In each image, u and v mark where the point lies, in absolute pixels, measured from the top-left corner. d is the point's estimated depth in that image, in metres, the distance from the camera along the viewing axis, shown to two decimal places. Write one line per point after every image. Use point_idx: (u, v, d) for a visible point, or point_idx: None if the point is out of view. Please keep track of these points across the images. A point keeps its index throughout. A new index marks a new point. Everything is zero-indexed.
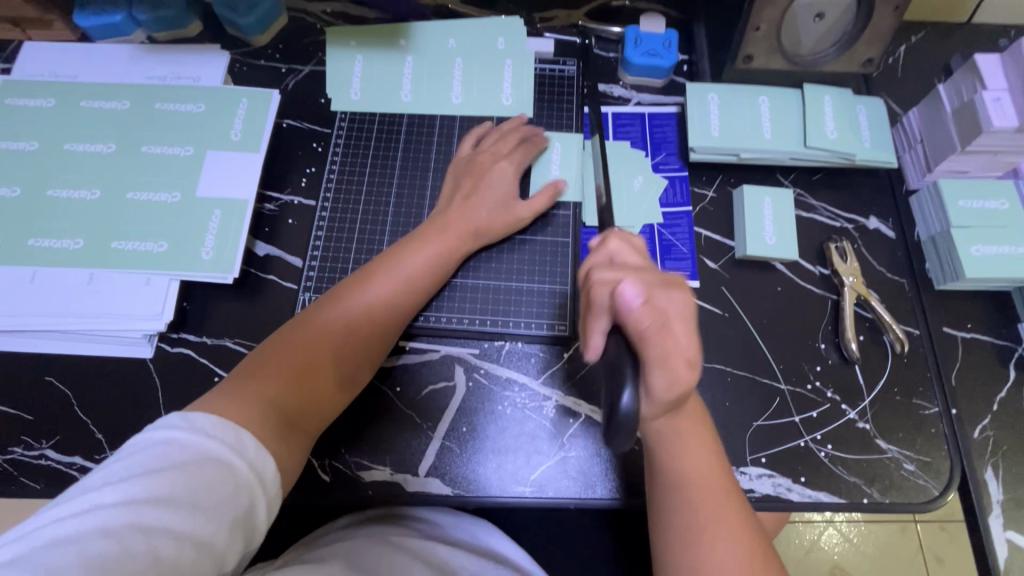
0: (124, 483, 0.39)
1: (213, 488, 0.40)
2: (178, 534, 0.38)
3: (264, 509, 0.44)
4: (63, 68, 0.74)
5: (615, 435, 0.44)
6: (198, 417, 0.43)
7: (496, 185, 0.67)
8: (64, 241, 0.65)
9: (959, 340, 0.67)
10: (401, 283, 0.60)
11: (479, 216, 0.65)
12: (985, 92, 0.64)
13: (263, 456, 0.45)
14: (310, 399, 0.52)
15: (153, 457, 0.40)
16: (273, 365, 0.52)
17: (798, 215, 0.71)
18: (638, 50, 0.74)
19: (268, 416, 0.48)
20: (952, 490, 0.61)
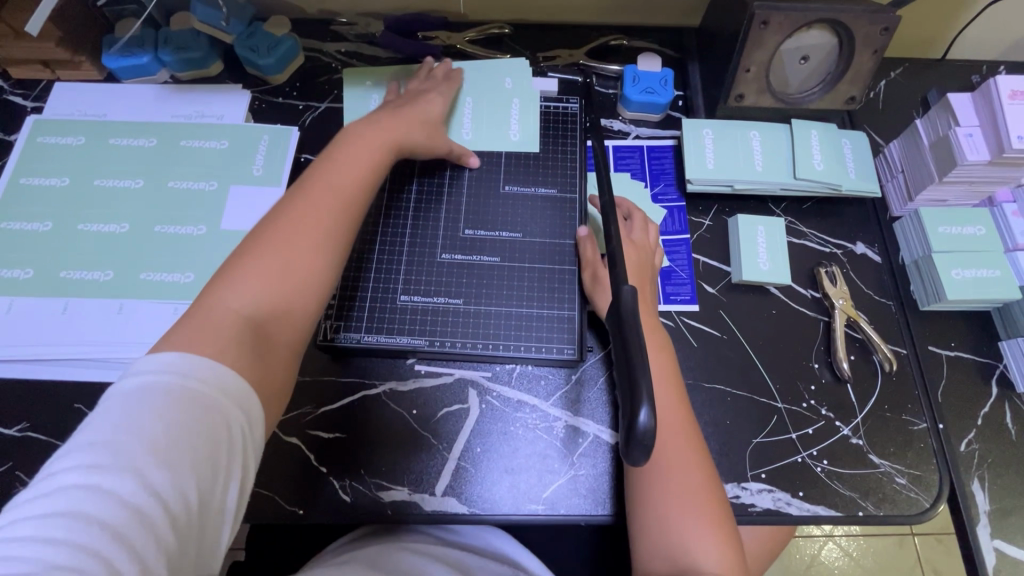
0: (111, 441, 0.40)
1: (202, 432, 0.42)
2: (176, 480, 0.40)
3: (251, 435, 0.46)
4: (91, 107, 0.77)
5: (631, 453, 0.41)
6: (167, 361, 0.44)
7: (422, 108, 0.71)
8: (95, 272, 0.68)
9: (944, 358, 0.71)
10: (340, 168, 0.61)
11: (414, 134, 0.69)
12: (958, 128, 0.69)
13: (239, 386, 0.46)
14: (277, 314, 0.52)
15: (135, 410, 0.41)
16: (228, 295, 0.50)
17: (790, 241, 0.76)
18: (636, 88, 0.79)
19: (240, 337, 0.48)
20: (941, 501, 0.64)
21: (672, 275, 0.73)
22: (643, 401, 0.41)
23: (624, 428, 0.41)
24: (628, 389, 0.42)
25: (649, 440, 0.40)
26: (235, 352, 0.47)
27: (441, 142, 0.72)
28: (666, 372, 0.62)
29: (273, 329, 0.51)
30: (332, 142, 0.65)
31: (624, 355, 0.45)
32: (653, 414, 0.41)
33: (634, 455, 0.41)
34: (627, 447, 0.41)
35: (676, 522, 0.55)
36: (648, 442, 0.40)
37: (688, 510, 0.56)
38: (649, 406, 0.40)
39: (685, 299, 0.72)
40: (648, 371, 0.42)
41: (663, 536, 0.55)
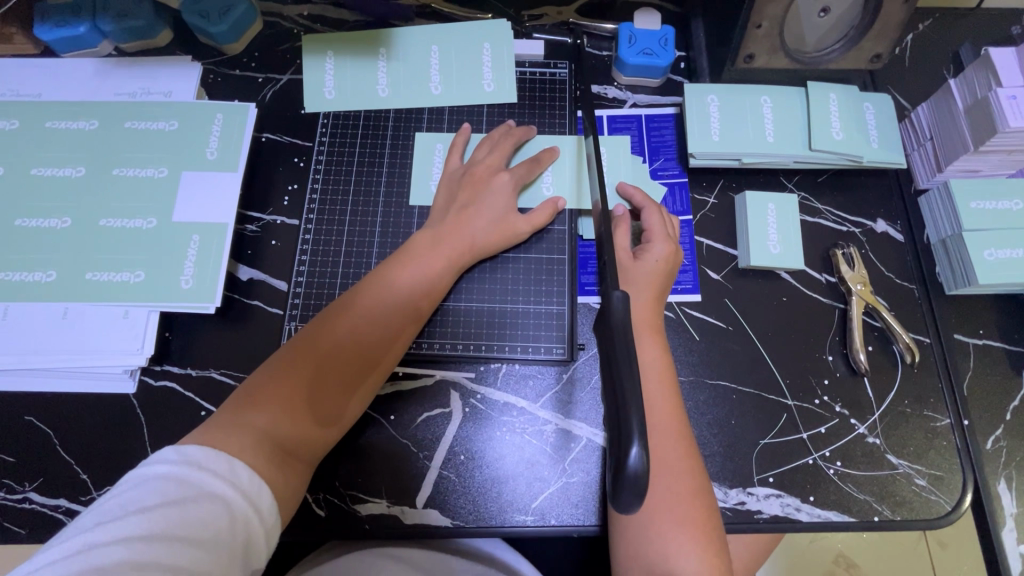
0: (118, 521, 0.40)
1: (210, 524, 0.42)
2: (173, 568, 0.39)
3: (263, 536, 0.45)
4: (24, 86, 0.69)
5: (620, 498, 0.36)
6: (190, 449, 0.45)
7: (496, 199, 0.63)
8: (35, 273, 0.61)
9: (971, 347, 0.65)
10: (385, 337, 0.57)
11: (477, 231, 0.62)
12: (1001, 89, 0.61)
13: (258, 484, 0.46)
14: (307, 429, 0.52)
15: (149, 492, 0.42)
16: (270, 395, 0.51)
17: (803, 219, 0.68)
18: (633, 49, 0.70)
19: (265, 445, 0.49)
20: (964, 504, 0.59)
21: None
22: (634, 435, 0.36)
23: (612, 467, 0.36)
24: (617, 421, 0.37)
25: (641, 484, 0.35)
26: (263, 461, 0.48)
27: (513, 218, 0.63)
28: (658, 367, 0.56)
29: (303, 433, 0.52)
30: (406, 240, 0.62)
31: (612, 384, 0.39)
32: (645, 453, 0.35)
33: (624, 503, 0.36)
34: (616, 490, 0.35)
35: (660, 530, 0.51)
36: (642, 485, 0.35)
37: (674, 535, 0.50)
38: (640, 443, 0.35)
39: (685, 288, 0.66)
40: (640, 401, 0.37)
41: (644, 545, 0.51)
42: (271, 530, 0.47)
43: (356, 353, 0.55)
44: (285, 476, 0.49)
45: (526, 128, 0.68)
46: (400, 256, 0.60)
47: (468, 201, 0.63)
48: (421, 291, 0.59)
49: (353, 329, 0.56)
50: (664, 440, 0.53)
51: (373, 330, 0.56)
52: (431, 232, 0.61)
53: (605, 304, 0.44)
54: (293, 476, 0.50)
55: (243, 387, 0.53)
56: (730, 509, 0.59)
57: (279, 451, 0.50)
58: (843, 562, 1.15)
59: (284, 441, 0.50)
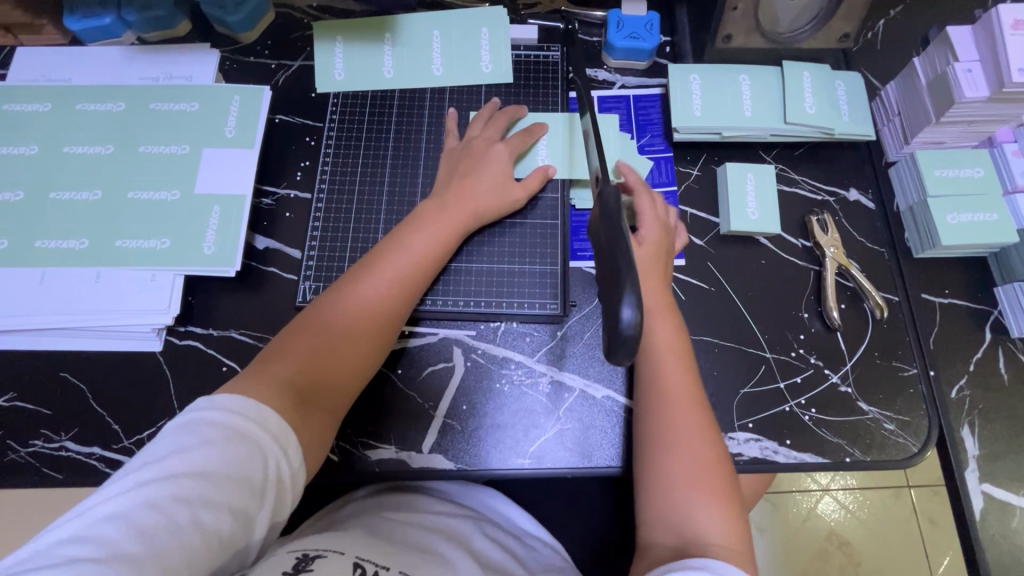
0: (162, 462, 0.45)
1: (243, 463, 0.46)
2: (215, 501, 0.44)
3: (291, 473, 0.50)
4: (55, 71, 0.74)
5: (618, 352, 0.43)
6: (222, 398, 0.49)
7: (490, 166, 0.68)
8: (69, 241, 0.67)
9: (937, 304, 0.70)
10: (401, 298, 0.61)
11: (476, 196, 0.66)
12: (957, 64, 0.66)
13: (286, 431, 0.50)
14: (328, 384, 0.57)
15: (187, 435, 0.46)
16: (292, 353, 0.56)
17: (781, 189, 0.73)
18: (621, 34, 0.75)
19: (290, 396, 0.53)
20: (930, 447, 0.64)
21: None
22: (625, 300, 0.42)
23: (609, 330, 0.43)
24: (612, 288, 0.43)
25: (633, 334, 0.42)
26: (289, 409, 0.52)
27: (510, 188, 0.68)
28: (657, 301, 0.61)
29: (325, 384, 0.56)
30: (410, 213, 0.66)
31: (609, 240, 0.48)
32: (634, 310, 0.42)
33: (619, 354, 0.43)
34: (612, 346, 0.42)
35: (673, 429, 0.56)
36: (633, 337, 0.42)
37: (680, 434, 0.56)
38: (631, 301, 0.42)
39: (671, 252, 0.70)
40: (630, 261, 0.44)
41: (671, 504, 0.53)
42: (299, 468, 0.51)
43: (372, 312, 0.59)
44: (310, 424, 0.54)
45: (517, 107, 0.72)
46: (408, 224, 0.64)
47: (466, 171, 0.68)
48: (430, 254, 0.63)
49: (369, 289, 0.60)
50: (664, 336, 0.59)
51: (385, 293, 0.60)
52: (437, 202, 0.66)
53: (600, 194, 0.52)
54: (317, 425, 0.55)
55: (267, 349, 0.57)
56: None
57: (304, 403, 0.54)
58: (836, 539, 1.19)
59: (307, 393, 0.55)
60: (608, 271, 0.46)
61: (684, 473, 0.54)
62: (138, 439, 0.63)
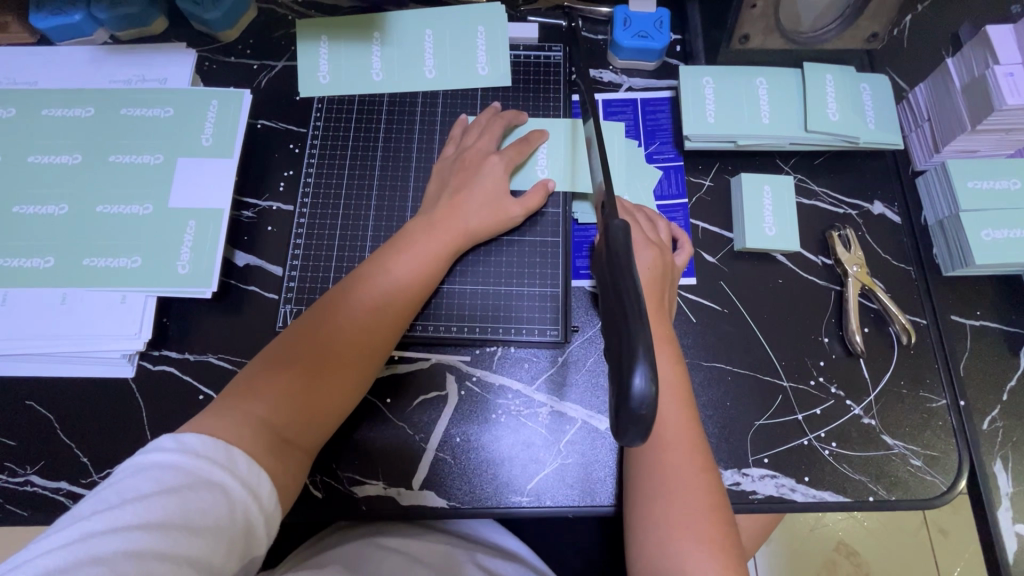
0: (116, 509, 0.40)
1: (209, 511, 0.42)
2: (172, 555, 0.39)
3: (263, 522, 0.46)
4: (20, 74, 0.69)
5: (628, 427, 0.37)
6: (189, 437, 0.45)
7: (486, 181, 0.63)
8: (34, 259, 0.62)
9: (968, 328, 0.65)
10: (386, 325, 0.57)
11: (470, 214, 0.62)
12: (998, 67, 0.61)
13: (258, 473, 0.46)
14: (306, 419, 0.52)
15: (147, 479, 0.42)
16: (268, 386, 0.52)
17: (799, 202, 0.68)
18: (628, 32, 0.69)
19: (263, 436, 0.49)
20: (960, 484, 0.59)
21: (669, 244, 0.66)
22: (639, 366, 0.37)
23: (618, 398, 0.37)
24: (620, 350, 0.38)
25: (647, 410, 0.36)
26: (261, 451, 0.48)
27: (505, 204, 0.63)
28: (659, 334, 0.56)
29: (302, 418, 0.52)
30: (398, 232, 0.62)
31: (615, 289, 0.42)
32: (650, 377, 0.37)
33: (628, 428, 0.37)
34: (623, 422, 0.37)
35: (667, 477, 0.51)
36: (647, 411, 0.36)
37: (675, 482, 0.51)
38: (644, 368, 0.36)
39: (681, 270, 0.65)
40: (641, 319, 0.39)
41: (662, 558, 0.49)
42: (272, 517, 0.47)
43: (353, 340, 0.55)
44: (285, 466, 0.50)
45: (516, 113, 0.67)
46: (397, 244, 0.60)
47: (459, 186, 0.63)
48: (417, 276, 0.59)
49: (352, 315, 0.56)
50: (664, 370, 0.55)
51: (370, 319, 0.56)
52: (425, 219, 0.61)
53: (606, 232, 0.46)
54: (292, 465, 0.51)
55: (241, 377, 0.53)
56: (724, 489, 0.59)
57: (278, 442, 0.50)
58: (845, 551, 1.15)
59: (283, 431, 0.51)
60: (613, 326, 0.41)
61: (678, 525, 0.50)
62: (108, 473, 0.59)
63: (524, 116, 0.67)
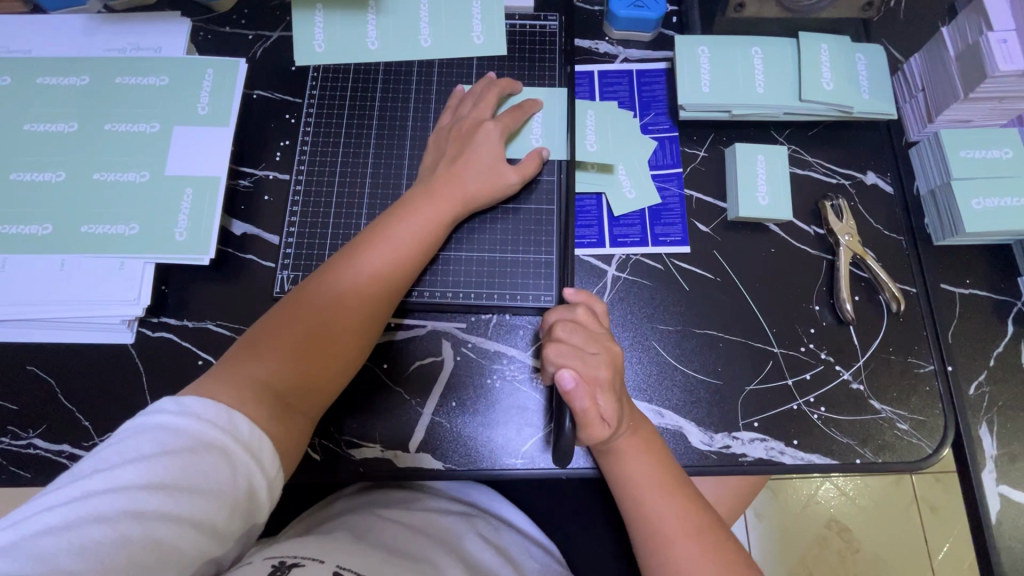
0: (118, 469, 0.41)
1: (209, 475, 0.42)
2: (173, 516, 0.41)
3: (266, 486, 0.46)
4: (14, 42, 0.69)
5: (562, 457, 0.53)
6: (190, 401, 0.45)
7: (482, 149, 0.63)
8: (32, 227, 0.62)
9: (957, 296, 0.66)
10: (384, 292, 0.57)
11: (467, 182, 0.62)
12: (991, 33, 0.61)
13: (259, 438, 0.47)
14: (305, 383, 0.53)
15: (148, 441, 0.42)
16: (267, 351, 0.52)
17: (793, 172, 0.69)
18: (624, 2, 0.69)
19: (263, 397, 0.50)
20: (945, 447, 0.60)
21: (663, 214, 0.67)
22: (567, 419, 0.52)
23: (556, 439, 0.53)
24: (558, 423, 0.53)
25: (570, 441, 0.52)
26: (260, 413, 0.48)
27: (501, 172, 0.63)
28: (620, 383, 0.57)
29: (303, 382, 0.53)
30: (396, 201, 0.62)
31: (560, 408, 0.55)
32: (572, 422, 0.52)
33: (561, 457, 0.53)
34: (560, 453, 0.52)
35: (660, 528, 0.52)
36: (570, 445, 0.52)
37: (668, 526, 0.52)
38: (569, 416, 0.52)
39: (674, 240, 0.66)
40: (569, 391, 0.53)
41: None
42: (275, 480, 0.47)
43: (354, 309, 0.56)
44: (285, 428, 0.50)
45: (511, 82, 0.67)
46: (395, 211, 0.60)
47: (456, 154, 0.63)
48: (415, 246, 0.59)
49: (350, 285, 0.56)
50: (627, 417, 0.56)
51: (368, 287, 0.57)
52: (423, 190, 0.61)
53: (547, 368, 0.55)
54: (293, 428, 0.51)
55: (241, 343, 0.54)
56: (715, 452, 0.60)
57: (279, 405, 0.50)
58: (835, 526, 1.17)
59: (282, 394, 0.51)
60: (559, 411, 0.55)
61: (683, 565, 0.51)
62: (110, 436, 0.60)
63: (520, 85, 0.67)
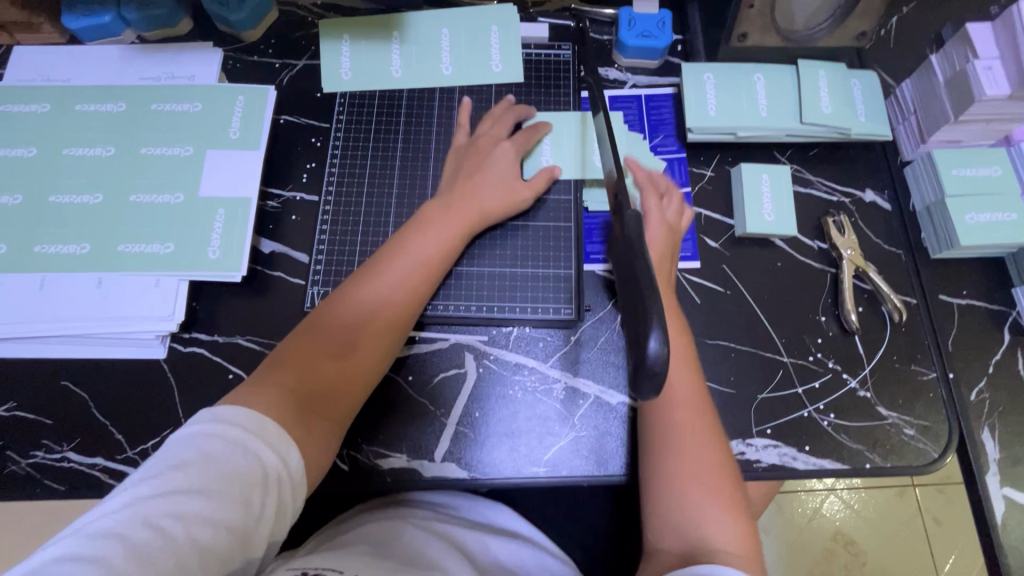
0: (159, 475, 0.43)
1: (240, 477, 0.44)
2: (211, 518, 0.42)
3: (292, 489, 0.48)
4: (54, 71, 0.72)
5: (641, 385, 0.39)
6: (222, 408, 0.48)
7: (496, 165, 0.67)
8: (70, 246, 0.65)
9: (955, 307, 0.69)
10: (405, 301, 0.60)
11: (484, 196, 0.65)
12: (977, 61, 0.65)
13: (287, 442, 0.49)
14: (332, 391, 0.55)
15: (186, 448, 0.45)
16: (295, 364, 0.54)
17: (795, 190, 0.72)
18: (632, 32, 0.74)
19: (293, 405, 0.52)
20: (950, 452, 0.63)
21: None
22: (651, 329, 0.39)
23: (632, 358, 0.40)
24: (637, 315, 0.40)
25: (661, 368, 0.38)
26: (290, 421, 0.50)
27: (520, 190, 0.66)
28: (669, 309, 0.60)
29: (330, 390, 0.55)
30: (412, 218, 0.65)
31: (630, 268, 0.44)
32: (662, 339, 0.39)
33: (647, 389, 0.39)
34: (638, 379, 0.39)
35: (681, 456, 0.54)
36: (660, 373, 0.38)
37: (688, 456, 0.54)
38: (659, 332, 0.39)
39: (685, 255, 0.69)
40: (654, 293, 0.41)
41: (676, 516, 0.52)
42: (300, 485, 0.49)
43: (377, 317, 0.58)
44: (313, 435, 0.52)
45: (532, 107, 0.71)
46: (412, 226, 0.63)
47: (472, 170, 0.66)
48: (436, 258, 0.62)
49: (371, 296, 0.59)
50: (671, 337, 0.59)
51: (389, 296, 0.59)
52: (440, 203, 0.65)
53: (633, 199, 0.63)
54: (320, 436, 0.53)
55: (271, 358, 0.56)
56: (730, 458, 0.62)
57: (307, 414, 0.52)
58: (841, 539, 1.18)
59: (311, 403, 0.53)
60: (630, 297, 0.43)
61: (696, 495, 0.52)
62: (143, 448, 0.62)
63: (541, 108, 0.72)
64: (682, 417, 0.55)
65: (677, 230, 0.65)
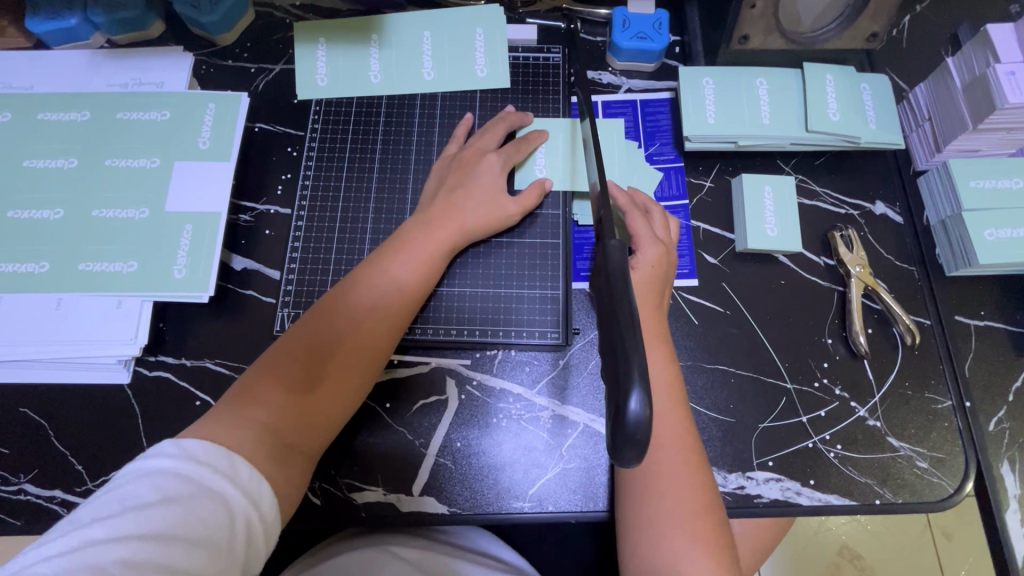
0: (117, 517, 0.39)
1: (207, 522, 0.40)
2: (170, 568, 0.38)
3: (263, 533, 0.44)
4: (16, 78, 0.69)
5: (623, 450, 0.35)
6: (190, 443, 0.44)
7: (483, 177, 0.63)
8: (28, 265, 0.61)
9: (972, 328, 0.64)
10: (387, 322, 0.56)
11: (467, 209, 0.61)
12: (999, 65, 0.61)
13: (257, 480, 0.45)
14: (308, 422, 0.51)
15: (148, 487, 0.41)
16: (268, 394, 0.50)
17: (801, 202, 0.68)
18: (627, 34, 0.69)
19: (265, 440, 0.48)
20: (966, 486, 0.58)
21: None
22: (633, 385, 0.35)
23: (612, 417, 0.36)
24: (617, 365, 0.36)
25: (643, 434, 0.34)
26: (262, 457, 0.47)
27: (504, 205, 0.62)
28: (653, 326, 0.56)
29: (306, 420, 0.51)
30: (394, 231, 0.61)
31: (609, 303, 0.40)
32: (644, 400, 0.35)
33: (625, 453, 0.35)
34: (619, 444, 0.35)
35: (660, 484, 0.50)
36: (642, 435, 0.35)
37: (669, 485, 0.50)
38: (641, 391, 0.35)
39: (682, 272, 0.65)
40: (636, 338, 0.37)
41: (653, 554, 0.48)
42: (271, 528, 0.46)
43: (357, 340, 0.54)
44: (287, 471, 0.48)
45: (520, 115, 0.67)
46: (393, 243, 0.59)
47: (456, 184, 0.62)
48: (419, 275, 0.58)
49: (350, 318, 0.55)
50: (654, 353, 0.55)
51: (370, 318, 0.55)
52: (422, 217, 0.61)
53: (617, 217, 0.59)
54: (295, 470, 0.50)
55: (240, 387, 0.51)
56: (729, 493, 0.58)
57: (281, 447, 0.49)
58: (847, 554, 1.14)
59: (285, 435, 0.49)
60: (608, 338, 0.39)
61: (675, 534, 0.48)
62: (103, 480, 0.58)
63: (530, 116, 0.67)
64: (667, 454, 0.51)
65: (671, 244, 0.60)
